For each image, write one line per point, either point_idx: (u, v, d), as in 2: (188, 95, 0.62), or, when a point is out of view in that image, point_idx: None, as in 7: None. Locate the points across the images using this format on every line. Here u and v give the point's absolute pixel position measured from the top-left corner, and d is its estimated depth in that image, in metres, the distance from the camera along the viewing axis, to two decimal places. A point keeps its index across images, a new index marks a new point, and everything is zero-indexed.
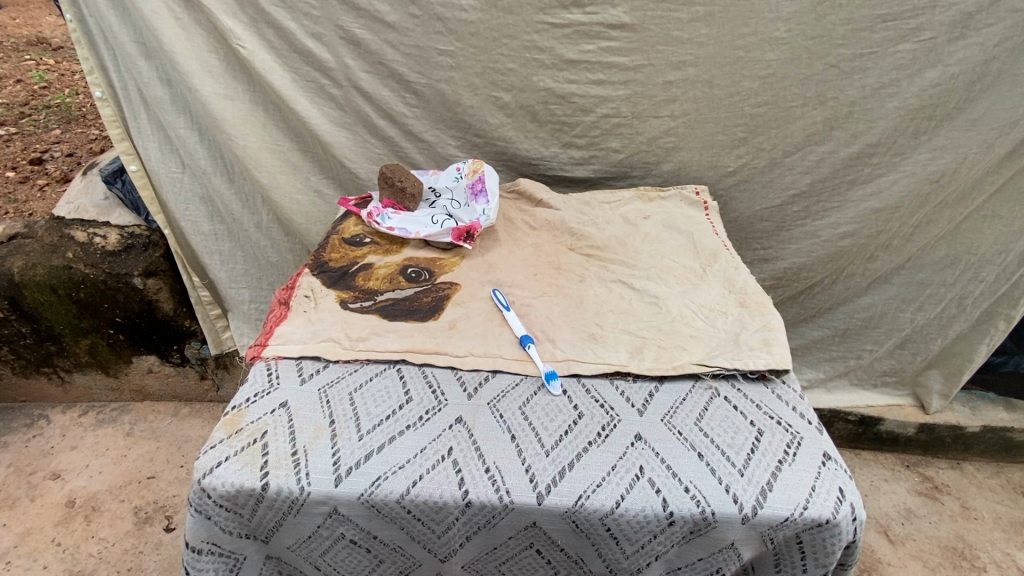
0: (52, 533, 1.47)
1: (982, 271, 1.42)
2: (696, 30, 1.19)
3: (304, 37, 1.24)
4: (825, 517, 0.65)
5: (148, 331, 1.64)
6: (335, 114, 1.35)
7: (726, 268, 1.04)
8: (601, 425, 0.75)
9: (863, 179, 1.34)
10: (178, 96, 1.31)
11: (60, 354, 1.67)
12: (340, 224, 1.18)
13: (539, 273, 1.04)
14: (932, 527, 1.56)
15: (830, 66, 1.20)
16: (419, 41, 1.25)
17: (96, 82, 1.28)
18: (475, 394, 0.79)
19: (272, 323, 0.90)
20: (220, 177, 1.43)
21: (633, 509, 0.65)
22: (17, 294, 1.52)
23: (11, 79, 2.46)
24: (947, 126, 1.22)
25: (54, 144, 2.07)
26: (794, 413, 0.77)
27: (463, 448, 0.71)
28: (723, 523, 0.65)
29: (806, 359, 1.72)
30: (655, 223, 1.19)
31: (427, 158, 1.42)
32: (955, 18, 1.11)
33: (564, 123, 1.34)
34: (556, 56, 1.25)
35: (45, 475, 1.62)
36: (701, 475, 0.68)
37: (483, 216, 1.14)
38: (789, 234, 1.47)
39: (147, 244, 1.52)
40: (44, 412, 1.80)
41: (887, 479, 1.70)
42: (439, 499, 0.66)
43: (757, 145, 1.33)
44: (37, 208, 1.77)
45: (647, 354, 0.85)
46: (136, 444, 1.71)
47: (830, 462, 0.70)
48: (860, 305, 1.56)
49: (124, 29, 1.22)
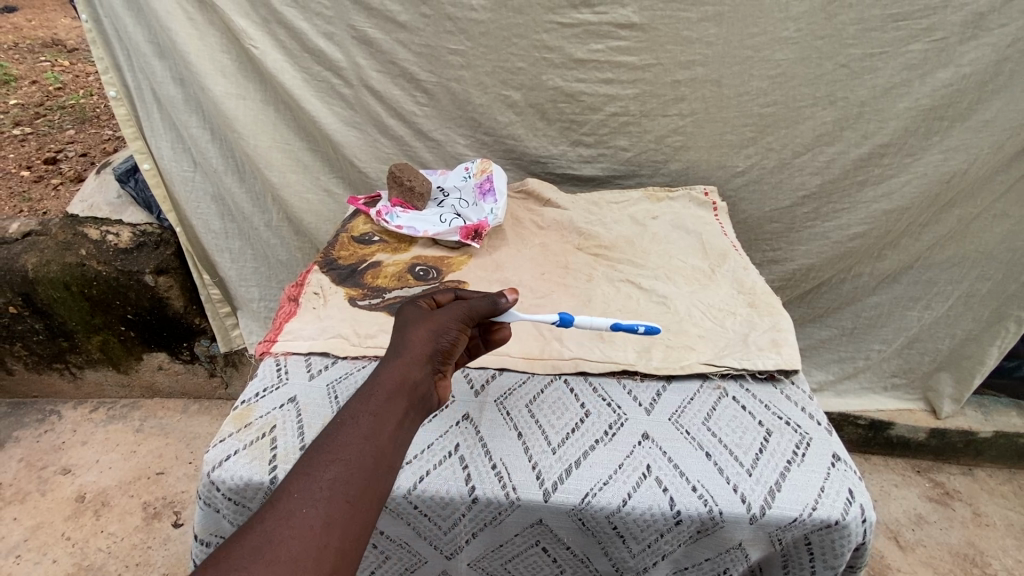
0: (62, 527, 1.49)
1: (991, 271, 1.40)
2: (705, 30, 1.19)
3: (316, 37, 1.26)
4: (834, 519, 0.64)
5: (158, 329, 1.65)
6: (345, 114, 1.36)
7: (735, 268, 1.04)
8: (609, 424, 0.75)
9: (873, 180, 1.33)
10: (191, 96, 1.33)
11: (72, 350, 1.69)
12: (350, 222, 1.19)
13: (546, 272, 1.04)
14: (943, 533, 1.51)
15: (840, 66, 1.20)
16: (429, 40, 1.26)
17: (111, 82, 1.29)
18: (483, 392, 0.80)
19: (281, 319, 0.91)
20: (231, 176, 1.44)
21: (639, 508, 0.65)
22: (30, 291, 1.53)
23: (27, 80, 2.50)
24: (958, 127, 1.21)
25: (69, 143, 2.09)
26: (803, 414, 0.76)
27: (470, 445, 0.72)
28: (730, 523, 0.65)
29: (815, 360, 1.70)
30: (663, 223, 1.19)
31: (437, 157, 1.43)
32: (966, 18, 1.10)
33: (573, 122, 1.34)
34: (565, 55, 1.25)
35: (55, 469, 1.63)
36: (709, 475, 0.68)
37: (491, 215, 1.15)
38: (799, 236, 1.46)
39: (158, 242, 1.53)
40: (55, 408, 1.82)
41: (898, 484, 1.66)
42: (446, 494, 0.66)
43: (766, 144, 1.32)
44: (52, 207, 1.79)
45: (655, 354, 0.85)
46: (145, 440, 1.72)
47: (839, 463, 0.70)
48: (869, 306, 1.55)
49: (139, 30, 1.23)
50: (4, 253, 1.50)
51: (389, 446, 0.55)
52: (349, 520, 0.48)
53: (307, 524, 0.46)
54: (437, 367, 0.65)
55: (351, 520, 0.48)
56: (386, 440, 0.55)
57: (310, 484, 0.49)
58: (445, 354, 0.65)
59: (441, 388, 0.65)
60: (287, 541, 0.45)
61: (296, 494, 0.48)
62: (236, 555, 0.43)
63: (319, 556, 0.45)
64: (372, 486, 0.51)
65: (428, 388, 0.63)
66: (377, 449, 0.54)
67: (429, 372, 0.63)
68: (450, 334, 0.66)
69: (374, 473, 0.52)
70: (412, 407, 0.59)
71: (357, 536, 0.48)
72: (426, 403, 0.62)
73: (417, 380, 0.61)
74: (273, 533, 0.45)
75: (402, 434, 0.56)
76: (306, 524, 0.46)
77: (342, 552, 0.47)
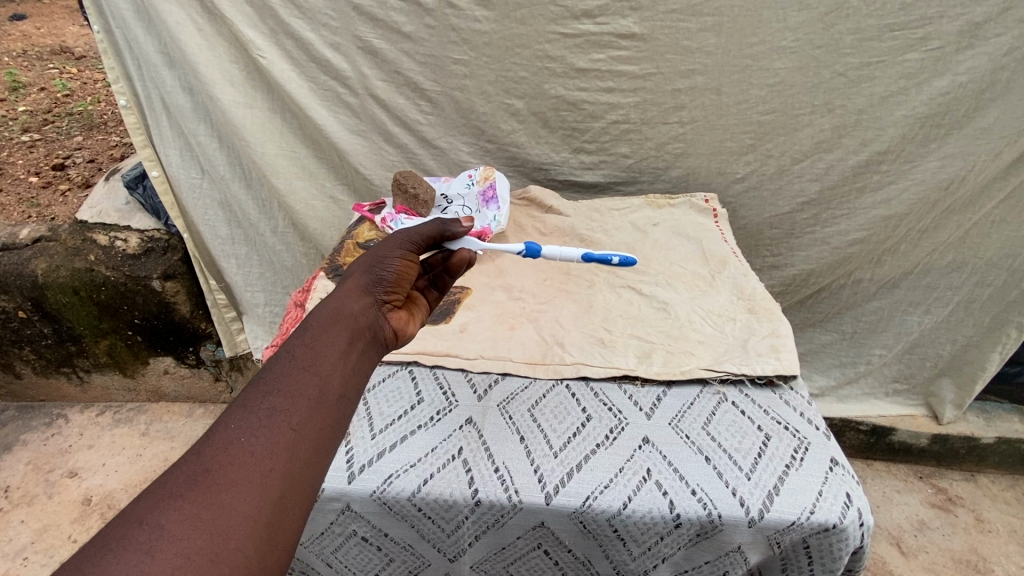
0: (68, 530, 1.50)
1: (990, 276, 1.41)
2: (704, 40, 1.21)
3: (322, 47, 1.28)
4: (832, 522, 0.65)
5: (165, 333, 1.66)
6: (351, 122, 1.38)
7: (735, 274, 1.05)
8: (610, 428, 0.76)
9: (872, 187, 1.34)
10: (200, 104, 1.35)
11: (79, 354, 1.71)
12: (355, 229, 1.20)
13: (548, 278, 1.06)
14: (946, 539, 1.51)
15: (838, 75, 1.21)
16: (434, 50, 1.28)
17: (122, 91, 1.32)
18: (485, 396, 0.81)
19: (288, 324, 0.96)
20: (238, 183, 1.46)
21: (640, 511, 0.66)
22: (40, 295, 1.55)
23: (35, 87, 2.53)
24: (956, 134, 1.23)
25: (76, 149, 2.12)
26: (802, 419, 0.77)
27: (472, 449, 0.73)
28: (729, 526, 0.66)
29: (816, 365, 1.70)
30: (664, 229, 1.20)
31: (440, 164, 1.44)
32: (962, 28, 1.12)
33: (575, 129, 1.35)
34: (567, 65, 1.27)
35: (62, 473, 1.65)
36: (709, 479, 0.69)
37: (494, 222, 1.18)
38: (799, 242, 1.47)
39: (166, 247, 1.54)
40: (62, 411, 1.84)
41: (900, 490, 1.66)
42: (449, 497, 0.68)
43: (766, 152, 1.34)
44: (59, 213, 1.82)
45: (655, 358, 0.86)
46: (150, 444, 1.74)
47: (837, 467, 0.71)
48: (869, 311, 1.56)
49: (149, 40, 1.26)
50: (15, 258, 1.51)
51: (332, 376, 0.57)
52: (292, 446, 0.51)
53: (247, 452, 0.49)
54: (381, 298, 0.68)
55: (296, 445, 0.51)
56: (327, 371, 0.58)
57: (247, 416, 0.51)
58: (385, 284, 0.68)
59: (391, 318, 0.69)
60: (227, 468, 0.47)
61: (234, 426, 0.50)
62: (174, 485, 0.45)
63: (263, 480, 0.48)
64: (314, 415, 0.54)
65: (372, 316, 0.66)
66: (317, 379, 0.56)
67: (370, 302, 0.67)
68: (388, 265, 0.69)
69: (316, 403, 0.55)
70: (351, 335, 0.62)
71: (301, 460, 0.51)
72: (371, 332, 0.65)
73: (355, 310, 0.65)
74: (210, 463, 0.48)
75: (345, 364, 0.60)
76: (247, 452, 0.49)
77: (287, 476, 0.49)
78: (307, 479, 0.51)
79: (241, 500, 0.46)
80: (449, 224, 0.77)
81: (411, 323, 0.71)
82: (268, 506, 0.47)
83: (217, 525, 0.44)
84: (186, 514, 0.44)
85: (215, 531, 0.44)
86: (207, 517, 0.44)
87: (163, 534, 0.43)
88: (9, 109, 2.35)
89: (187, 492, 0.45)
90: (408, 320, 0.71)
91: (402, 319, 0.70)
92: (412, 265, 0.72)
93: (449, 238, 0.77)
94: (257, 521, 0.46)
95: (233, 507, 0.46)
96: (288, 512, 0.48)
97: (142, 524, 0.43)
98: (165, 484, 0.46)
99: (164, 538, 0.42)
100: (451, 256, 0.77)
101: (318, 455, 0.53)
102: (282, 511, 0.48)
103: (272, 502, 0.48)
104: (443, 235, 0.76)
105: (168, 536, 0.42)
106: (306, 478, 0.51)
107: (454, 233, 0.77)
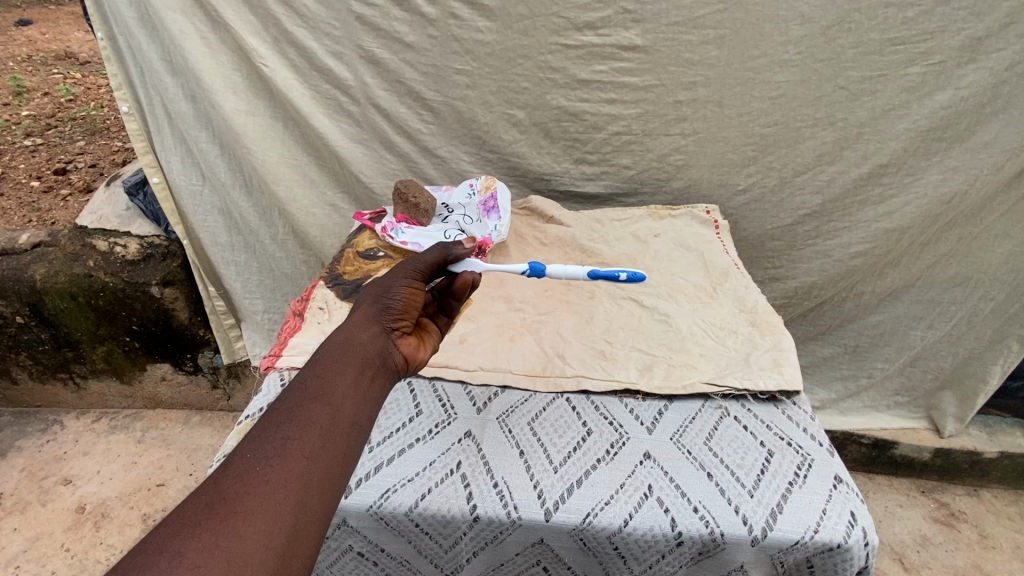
0: (61, 538, 1.48)
1: (994, 290, 1.40)
2: (707, 52, 1.21)
3: (325, 55, 1.28)
4: (837, 542, 0.64)
5: (163, 340, 1.66)
6: (352, 130, 1.38)
7: (736, 287, 1.04)
8: (610, 442, 0.75)
9: (874, 200, 1.33)
10: (202, 112, 1.35)
11: (77, 359, 1.70)
12: (355, 238, 1.19)
13: (548, 289, 1.04)
14: (949, 555, 1.49)
15: (839, 88, 1.21)
16: (435, 60, 1.28)
17: (123, 98, 1.32)
18: (484, 409, 0.80)
19: (286, 333, 0.94)
20: (238, 190, 1.46)
21: (641, 528, 0.65)
22: (38, 300, 1.54)
23: (39, 91, 2.53)
24: (958, 147, 1.22)
25: (78, 154, 2.11)
26: (805, 434, 0.76)
27: (472, 462, 0.72)
28: (732, 544, 0.64)
29: (817, 378, 1.69)
30: (664, 241, 1.19)
31: (442, 173, 1.44)
32: (964, 43, 1.12)
33: (576, 140, 1.35)
34: (568, 76, 1.27)
35: (56, 480, 1.63)
36: (711, 495, 0.68)
37: (495, 232, 1.17)
38: (800, 254, 1.46)
39: (165, 254, 1.53)
40: (58, 417, 1.83)
41: (902, 505, 1.64)
42: (447, 512, 0.67)
43: (767, 164, 1.33)
44: (60, 217, 1.82)
45: (656, 372, 0.85)
46: (146, 451, 1.72)
47: (841, 484, 0.70)
48: (871, 324, 1.55)
49: (153, 47, 1.26)
50: (14, 263, 1.51)
51: (343, 405, 0.56)
52: (304, 474, 0.50)
53: (263, 482, 0.48)
54: (388, 326, 0.66)
55: (307, 474, 0.50)
56: (339, 400, 0.57)
57: (261, 446, 0.51)
58: (392, 312, 0.66)
59: (401, 345, 0.66)
60: (243, 496, 0.47)
61: (249, 456, 0.50)
62: (191, 513, 0.45)
63: (277, 509, 0.47)
64: (327, 443, 0.53)
65: (380, 344, 0.64)
66: (329, 407, 0.56)
67: (377, 331, 0.65)
68: (394, 293, 0.68)
69: (328, 431, 0.54)
70: (360, 363, 0.61)
71: (315, 488, 0.50)
72: (380, 359, 0.63)
73: (363, 340, 0.63)
74: (226, 492, 0.47)
75: (356, 391, 0.58)
76: (261, 481, 0.48)
77: (301, 503, 0.49)
78: (320, 506, 0.50)
79: (255, 529, 0.46)
80: (452, 248, 0.77)
81: (422, 349, 0.69)
82: (282, 534, 0.46)
83: (232, 554, 0.44)
84: (203, 543, 0.43)
85: (230, 559, 0.43)
86: (223, 546, 0.44)
87: (182, 562, 0.42)
88: (13, 114, 2.36)
89: (205, 521, 0.45)
90: (418, 346, 0.68)
91: (413, 345, 0.67)
92: (419, 290, 0.70)
93: (453, 261, 0.77)
94: (271, 548, 0.45)
95: (248, 537, 0.45)
96: (301, 539, 0.47)
97: (162, 553, 0.43)
98: (184, 512, 0.45)
99: (182, 567, 0.42)
100: (455, 279, 0.74)
101: (330, 483, 0.52)
102: (296, 539, 0.47)
103: (285, 532, 0.47)
104: (448, 260, 0.76)
105: (185, 564, 0.42)
106: (320, 506, 0.50)
107: (458, 254, 0.77)
